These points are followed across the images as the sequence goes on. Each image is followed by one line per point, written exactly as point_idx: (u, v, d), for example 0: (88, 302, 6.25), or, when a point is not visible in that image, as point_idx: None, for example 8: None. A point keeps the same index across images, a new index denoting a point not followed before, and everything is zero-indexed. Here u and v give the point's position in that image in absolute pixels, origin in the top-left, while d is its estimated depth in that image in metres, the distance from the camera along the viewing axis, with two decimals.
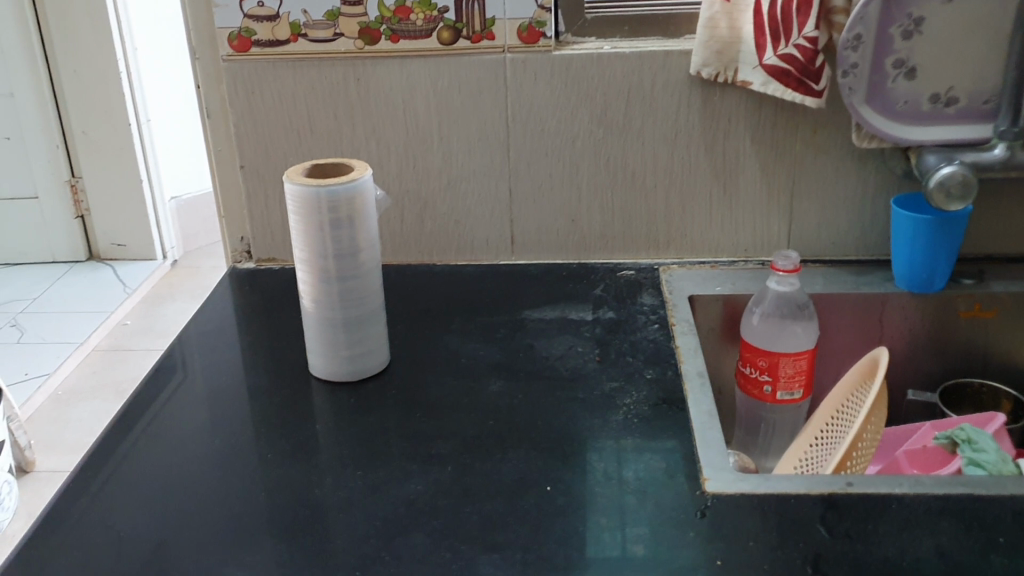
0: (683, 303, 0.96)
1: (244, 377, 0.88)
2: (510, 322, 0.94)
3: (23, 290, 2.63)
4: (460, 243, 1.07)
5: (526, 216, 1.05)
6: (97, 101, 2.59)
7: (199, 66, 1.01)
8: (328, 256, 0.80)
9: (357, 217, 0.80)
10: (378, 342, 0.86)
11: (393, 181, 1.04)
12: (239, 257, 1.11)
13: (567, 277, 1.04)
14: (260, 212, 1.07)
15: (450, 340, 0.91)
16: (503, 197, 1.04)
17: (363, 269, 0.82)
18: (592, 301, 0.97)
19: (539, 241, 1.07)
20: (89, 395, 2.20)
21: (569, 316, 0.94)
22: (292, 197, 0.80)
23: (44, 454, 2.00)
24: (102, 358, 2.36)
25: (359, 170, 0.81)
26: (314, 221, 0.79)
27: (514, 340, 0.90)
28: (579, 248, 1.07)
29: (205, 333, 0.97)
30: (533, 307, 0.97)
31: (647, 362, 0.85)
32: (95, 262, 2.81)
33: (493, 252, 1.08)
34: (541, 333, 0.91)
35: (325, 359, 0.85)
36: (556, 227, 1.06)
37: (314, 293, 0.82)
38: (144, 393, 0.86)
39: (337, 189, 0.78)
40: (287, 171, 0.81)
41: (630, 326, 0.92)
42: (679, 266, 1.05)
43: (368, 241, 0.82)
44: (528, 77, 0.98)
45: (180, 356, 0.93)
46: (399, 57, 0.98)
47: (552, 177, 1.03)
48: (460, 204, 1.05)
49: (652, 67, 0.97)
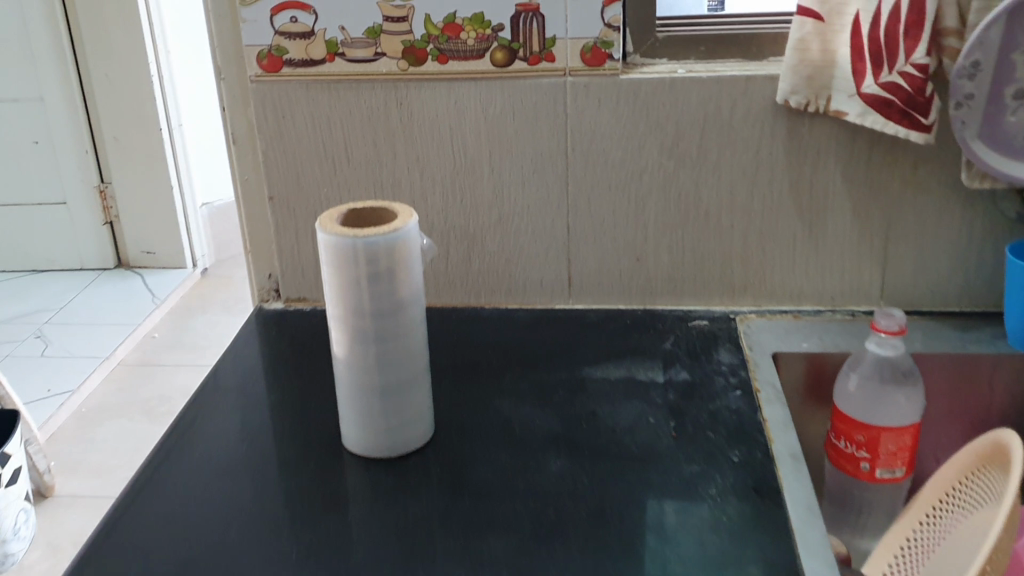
0: (765, 362, 0.85)
1: (270, 443, 0.78)
2: (570, 383, 0.83)
3: (49, 299, 2.56)
4: (511, 285, 0.96)
5: (586, 257, 0.94)
6: (127, 106, 2.51)
7: (224, 87, 0.90)
8: (364, 315, 0.70)
9: (399, 272, 0.69)
10: (420, 410, 0.75)
11: (437, 217, 0.94)
12: (266, 296, 1.01)
13: (631, 326, 0.92)
14: (290, 248, 0.97)
15: (502, 406, 0.80)
16: (560, 235, 0.93)
17: (404, 329, 0.71)
18: (662, 357, 0.86)
19: (599, 285, 0.95)
20: (112, 414, 2.12)
21: (636, 377, 0.83)
22: (324, 248, 0.69)
23: (64, 476, 1.92)
24: (127, 373, 2.27)
25: (403, 217, 0.70)
26: (350, 276, 0.68)
27: (574, 407, 0.79)
28: (645, 293, 0.95)
29: (227, 387, 0.87)
30: (594, 364, 0.85)
31: (731, 440, 0.74)
32: (123, 270, 2.73)
33: (548, 295, 0.96)
34: (607, 400, 0.80)
35: (360, 428, 0.74)
36: (619, 269, 0.94)
37: (348, 356, 0.72)
38: (160, 459, 0.76)
39: (377, 240, 0.67)
40: (320, 217, 0.70)
41: (707, 392, 0.81)
42: (758, 315, 0.93)
43: (410, 298, 0.71)
44: (592, 103, 0.87)
45: (197, 415, 0.82)
46: (447, 79, 0.87)
47: (616, 214, 0.92)
48: (511, 242, 0.94)
49: (732, 93, 0.85)
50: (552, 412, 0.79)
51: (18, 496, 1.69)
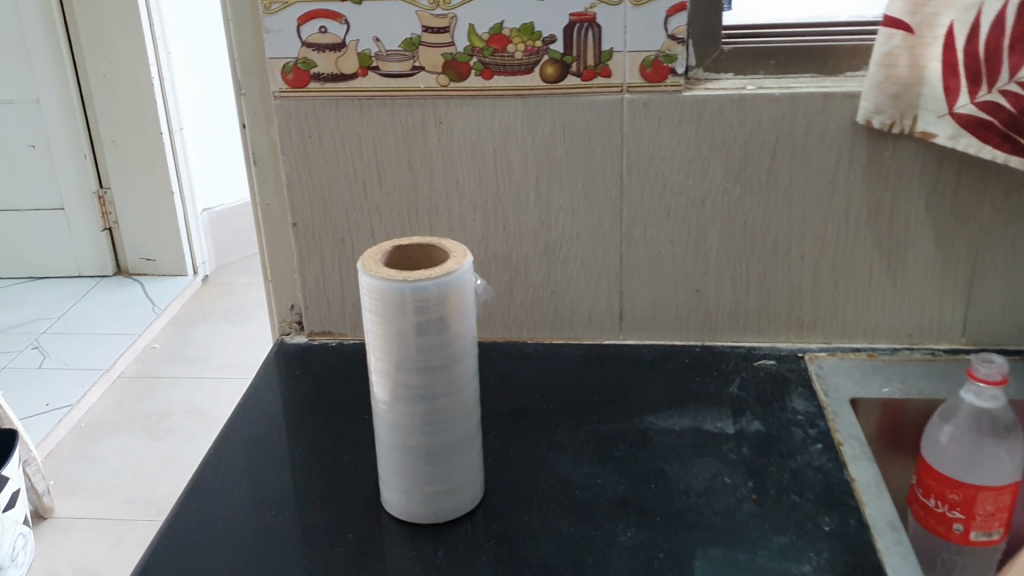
0: (844, 410, 0.77)
1: (302, 506, 0.70)
2: (630, 436, 0.75)
3: (46, 307, 2.47)
4: (557, 320, 0.88)
5: (639, 289, 0.86)
6: (127, 108, 2.42)
7: (245, 103, 0.82)
8: (411, 368, 0.61)
9: (452, 319, 0.61)
10: (471, 471, 0.67)
11: (477, 246, 0.85)
12: (287, 329, 0.93)
13: (692, 365, 0.84)
14: (315, 279, 0.88)
15: (557, 463, 0.72)
16: (612, 266, 0.85)
17: (456, 383, 0.63)
18: (729, 404, 0.78)
19: (654, 320, 0.87)
20: (113, 430, 2.03)
21: (704, 429, 0.75)
22: (368, 292, 0.60)
23: (64, 497, 1.84)
24: (129, 386, 2.19)
25: (456, 256, 0.61)
26: (397, 325, 0.60)
27: (638, 464, 0.71)
28: (703, 328, 0.87)
29: (250, 439, 0.79)
30: (654, 412, 0.77)
31: (820, 507, 0.67)
32: (123, 277, 2.64)
33: (596, 330, 0.88)
34: (674, 458, 0.72)
35: (404, 491, 0.66)
36: (677, 302, 0.86)
37: (393, 412, 0.64)
38: (185, 521, 0.69)
39: (428, 285, 0.59)
40: (362, 256, 0.62)
41: (784, 447, 0.73)
42: (828, 353, 0.86)
43: (463, 348, 0.63)
44: (651, 123, 0.79)
45: (219, 472, 0.74)
46: (491, 96, 0.79)
47: (674, 243, 0.84)
48: (558, 273, 0.86)
49: (808, 113, 0.77)
50: (615, 472, 0.71)
51: (15, 522, 1.61)
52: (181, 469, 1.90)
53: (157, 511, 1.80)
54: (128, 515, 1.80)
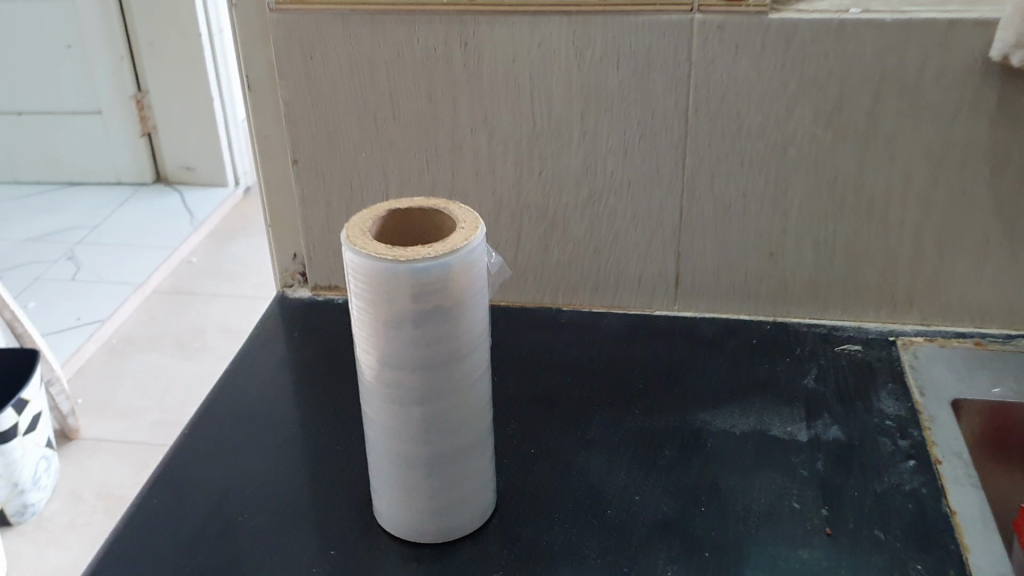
0: (943, 414, 0.63)
1: (282, 505, 0.59)
2: (680, 437, 0.62)
3: (83, 216, 2.39)
4: (600, 284, 0.75)
5: (700, 252, 0.72)
6: (166, 6, 2.29)
7: (237, 16, 0.69)
8: (406, 366, 0.49)
9: (460, 307, 0.48)
10: (482, 484, 0.55)
11: (508, 193, 0.72)
12: (289, 281, 0.80)
13: (759, 346, 0.71)
14: (320, 225, 0.76)
15: (588, 468, 0.60)
16: (669, 223, 0.71)
17: (463, 384, 0.51)
18: (802, 401, 0.65)
19: (716, 288, 0.73)
20: (145, 347, 1.96)
21: (770, 434, 0.62)
22: (351, 271, 0.48)
23: (91, 417, 1.76)
24: (163, 302, 2.11)
25: (466, 228, 0.48)
26: (389, 314, 0.48)
27: (688, 476, 0.59)
28: (776, 301, 0.73)
29: (234, 415, 0.68)
30: (711, 407, 0.64)
31: (910, 547, 0.53)
32: (162, 186, 2.55)
33: (647, 298, 0.75)
34: (733, 471, 0.59)
35: (399, 506, 0.54)
36: (745, 268, 0.72)
37: (383, 414, 0.51)
38: (146, 516, 0.58)
39: (427, 266, 0.46)
40: (347, 223, 0.49)
41: (868, 461, 0.60)
42: (926, 338, 0.71)
43: (473, 342, 0.50)
44: (727, 52, 0.64)
45: (193, 458, 0.63)
46: (529, 14, 0.64)
47: (747, 198, 0.69)
48: (603, 230, 0.72)
49: (925, 44, 0.61)
50: (658, 485, 0.58)
51: (37, 445, 1.53)
52: None
53: None
54: (156, 438, 1.72)
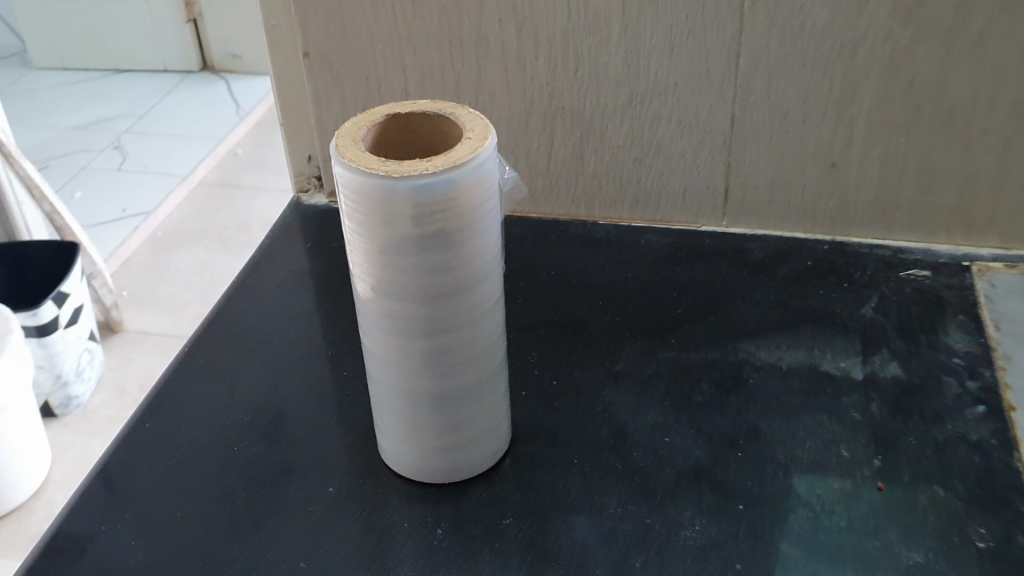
0: (1020, 354, 0.56)
1: (280, 432, 0.54)
2: (719, 372, 0.56)
3: (129, 104, 2.35)
4: (641, 195, 0.68)
5: (753, 162, 0.65)
6: None
7: None
8: (405, 295, 0.44)
9: (466, 231, 0.43)
10: (495, 424, 0.50)
11: (539, 94, 0.64)
12: (305, 185, 0.75)
13: (814, 269, 0.64)
14: (335, 126, 0.70)
15: (614, 404, 0.54)
16: (719, 130, 0.64)
17: (472, 316, 0.45)
18: (859, 335, 0.58)
19: (770, 204, 0.66)
20: (190, 240, 1.93)
21: (821, 370, 0.56)
22: (343, 189, 0.42)
23: (135, 310, 1.75)
24: (209, 194, 2.08)
25: (473, 137, 0.42)
26: (384, 238, 0.42)
27: (725, 417, 0.53)
28: (836, 219, 0.66)
29: (237, 329, 0.63)
30: (756, 338, 0.58)
31: (974, 509, 0.47)
32: (209, 75, 2.50)
33: (692, 213, 0.68)
34: (776, 413, 0.53)
35: (402, 446, 0.49)
36: (803, 182, 0.65)
37: (382, 347, 0.46)
38: (139, 441, 0.54)
39: (427, 184, 0.40)
40: (339, 131, 0.43)
41: (931, 407, 0.53)
42: (1004, 265, 0.63)
43: (483, 271, 0.45)
44: None
45: (190, 376, 0.59)
46: None
47: (808, 103, 0.61)
48: (646, 136, 0.65)
49: None
50: (691, 426, 0.53)
51: (80, 338, 1.52)
52: None
53: None
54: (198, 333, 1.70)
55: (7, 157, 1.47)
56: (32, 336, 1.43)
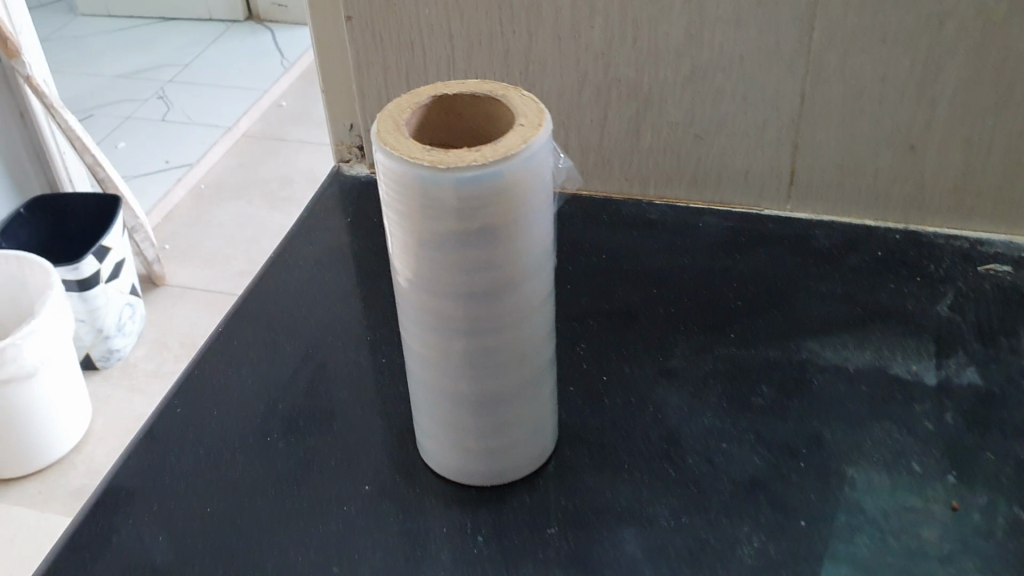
0: None
1: (314, 423, 0.52)
2: (780, 373, 0.52)
3: (175, 54, 2.33)
4: (699, 175, 0.64)
5: (822, 143, 0.60)
6: None
7: None
8: (448, 292, 0.41)
9: (516, 227, 0.39)
10: (541, 427, 0.47)
11: (593, 65, 0.60)
12: (346, 154, 0.72)
13: (885, 260, 0.60)
14: (377, 93, 0.66)
15: (667, 404, 0.51)
16: (787, 108, 0.59)
17: (519, 317, 0.42)
18: (932, 335, 0.54)
19: (838, 188, 0.62)
20: (233, 193, 1.92)
21: (890, 373, 0.52)
22: (384, 177, 0.39)
23: (176, 263, 1.74)
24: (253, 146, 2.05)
25: (525, 124, 0.38)
26: (427, 232, 0.39)
27: (786, 423, 0.50)
28: (909, 205, 0.61)
29: (271, 310, 0.60)
30: (820, 335, 0.55)
31: None
32: (254, 24, 2.47)
33: (754, 195, 0.64)
34: (841, 420, 0.50)
35: (442, 446, 0.47)
36: (875, 164, 0.60)
37: (423, 345, 0.43)
38: (169, 426, 0.52)
39: (475, 179, 0.37)
40: (381, 114, 0.40)
41: (1010, 419, 0.49)
42: None
43: (533, 269, 0.41)
44: None
45: (223, 360, 0.56)
46: None
47: (885, 81, 0.57)
48: (706, 112, 0.61)
49: None
50: (750, 432, 0.49)
51: (120, 291, 1.51)
52: None
53: None
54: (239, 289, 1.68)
55: (47, 107, 1.45)
56: (74, 290, 1.42)
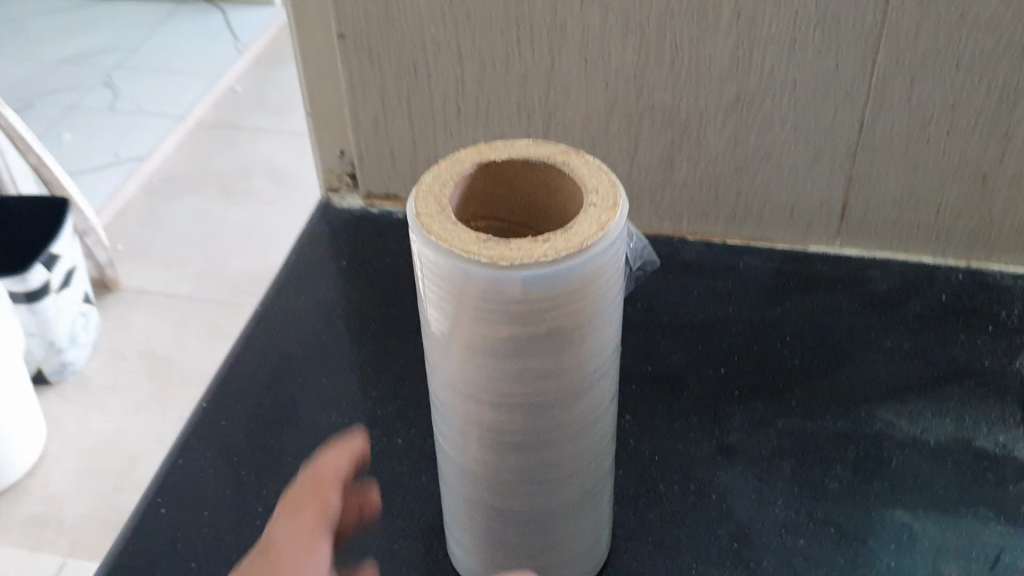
0: None
1: None
2: (854, 450, 0.47)
3: (120, 37, 2.20)
4: (740, 209, 0.58)
5: (880, 177, 0.54)
6: None
7: None
8: (499, 399, 0.34)
9: (585, 327, 0.32)
10: (596, 537, 0.40)
11: (625, 88, 0.53)
12: (335, 184, 0.64)
13: (950, 307, 0.55)
14: (373, 119, 0.58)
15: (732, 491, 0.45)
16: (844, 138, 0.53)
17: (580, 422, 0.35)
18: (1017, 398, 0.48)
19: (895, 223, 0.56)
20: (189, 188, 1.81)
21: (976, 448, 0.46)
22: (425, 266, 0.32)
23: (131, 266, 1.63)
24: (209, 135, 1.94)
25: (598, 205, 0.31)
26: (478, 334, 0.32)
27: (868, 514, 0.44)
28: (974, 243, 0.56)
29: (262, 381, 0.52)
30: (892, 402, 0.49)
31: None
32: (204, 5, 2.35)
33: (801, 230, 0.58)
34: (927, 505, 0.44)
35: (484, 560, 0.40)
36: (939, 199, 0.55)
37: (465, 454, 0.37)
38: (151, 537, 0.44)
39: (544, 278, 0.30)
40: (418, 190, 0.32)
41: None
42: None
43: (599, 368, 0.34)
44: None
45: (210, 452, 0.48)
46: None
47: (956, 109, 0.50)
48: (750, 140, 0.54)
49: None
50: (828, 525, 0.43)
51: (73, 301, 1.40)
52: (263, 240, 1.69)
53: (232, 291, 1.59)
54: (201, 293, 1.59)
55: None
56: (21, 302, 1.31)
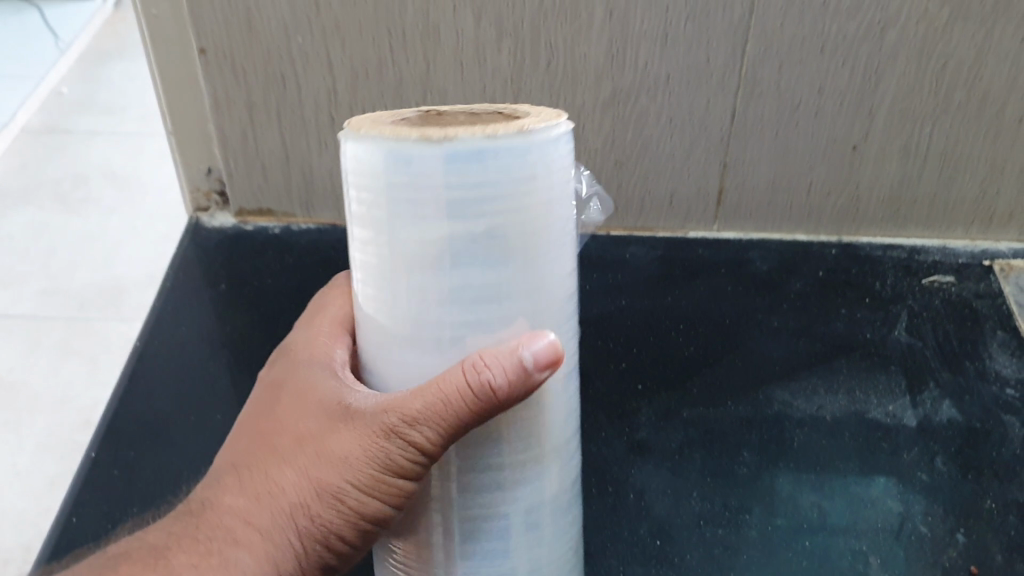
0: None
1: None
2: (757, 435, 0.48)
3: None
4: (621, 203, 0.58)
5: (753, 161, 0.55)
6: None
7: None
8: (446, 345, 0.31)
9: (533, 239, 0.30)
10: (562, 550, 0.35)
11: (503, 90, 0.52)
12: (203, 203, 0.61)
13: (830, 281, 0.57)
14: (241, 135, 0.56)
15: (648, 489, 0.45)
16: (715, 128, 0.54)
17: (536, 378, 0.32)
18: (901, 368, 0.51)
19: (769, 206, 0.58)
20: (18, 200, 1.51)
21: (868, 420, 0.48)
22: (358, 175, 0.30)
23: None
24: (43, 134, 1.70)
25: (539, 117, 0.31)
26: (414, 244, 0.29)
27: (780, 495, 0.45)
28: (844, 218, 0.58)
29: (149, 425, 0.49)
30: (787, 382, 0.51)
31: None
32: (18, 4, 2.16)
33: (681, 217, 0.59)
34: (830, 480, 0.46)
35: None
36: (809, 179, 0.56)
37: None
38: None
39: (482, 149, 0.28)
40: (356, 122, 0.32)
41: (1002, 455, 0.46)
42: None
43: (555, 313, 0.32)
44: None
45: (103, 509, 0.45)
46: None
47: (823, 92, 0.52)
48: (628, 135, 0.54)
49: None
50: (743, 512, 0.44)
51: None
52: (136, 232, 1.43)
53: (77, 305, 1.27)
54: (44, 311, 1.26)
55: None
56: None
